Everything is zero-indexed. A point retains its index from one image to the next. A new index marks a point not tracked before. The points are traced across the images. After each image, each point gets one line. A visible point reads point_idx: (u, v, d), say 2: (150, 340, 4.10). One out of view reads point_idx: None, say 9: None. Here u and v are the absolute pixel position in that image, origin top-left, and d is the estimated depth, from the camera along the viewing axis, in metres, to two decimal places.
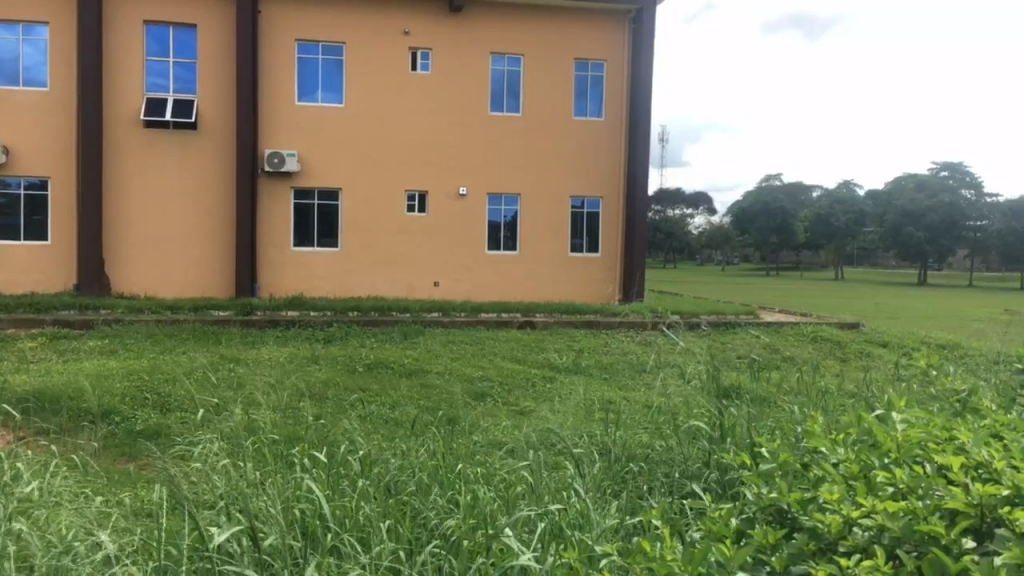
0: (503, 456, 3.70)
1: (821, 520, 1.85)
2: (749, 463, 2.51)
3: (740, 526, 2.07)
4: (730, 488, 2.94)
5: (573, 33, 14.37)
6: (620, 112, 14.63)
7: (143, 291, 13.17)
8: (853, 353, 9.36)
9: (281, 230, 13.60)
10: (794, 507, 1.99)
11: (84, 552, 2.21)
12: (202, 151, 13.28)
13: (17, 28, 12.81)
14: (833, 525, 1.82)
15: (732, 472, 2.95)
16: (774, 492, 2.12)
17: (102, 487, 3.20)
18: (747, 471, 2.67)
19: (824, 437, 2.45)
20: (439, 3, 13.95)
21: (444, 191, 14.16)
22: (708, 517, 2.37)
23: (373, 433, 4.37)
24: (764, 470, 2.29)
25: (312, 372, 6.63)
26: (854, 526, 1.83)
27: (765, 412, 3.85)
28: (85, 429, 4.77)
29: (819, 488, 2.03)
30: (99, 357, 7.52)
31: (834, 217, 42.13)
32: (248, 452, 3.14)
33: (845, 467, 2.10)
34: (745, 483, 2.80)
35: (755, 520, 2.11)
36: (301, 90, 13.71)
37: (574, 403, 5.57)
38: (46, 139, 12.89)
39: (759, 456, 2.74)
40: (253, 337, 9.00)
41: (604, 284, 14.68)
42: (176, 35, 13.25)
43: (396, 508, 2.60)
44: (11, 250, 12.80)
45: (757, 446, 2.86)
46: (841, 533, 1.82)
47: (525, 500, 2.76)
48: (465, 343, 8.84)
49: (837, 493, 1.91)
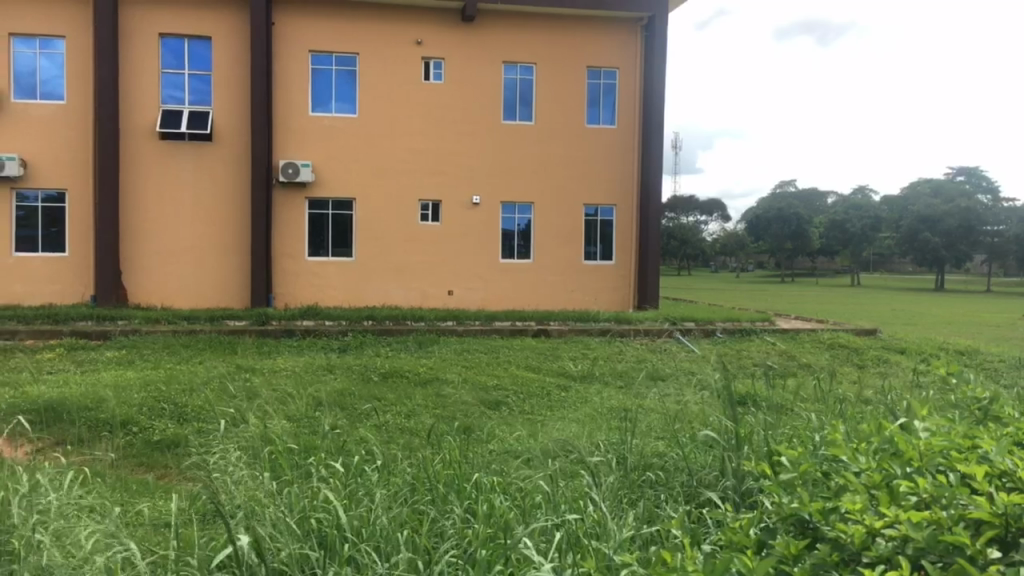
0: (518, 465, 3.70)
1: (844, 530, 1.84)
2: (768, 472, 2.50)
3: (762, 537, 2.06)
4: (753, 497, 2.92)
5: (585, 42, 14.39)
6: (633, 120, 14.66)
7: (159, 302, 13.25)
8: (870, 360, 9.29)
9: (296, 240, 13.66)
10: (816, 516, 1.98)
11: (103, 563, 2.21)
12: (217, 162, 13.37)
13: (34, 42, 12.95)
14: (856, 535, 1.80)
15: (750, 481, 2.93)
16: (795, 502, 2.10)
17: (120, 497, 3.21)
18: (766, 480, 2.65)
19: (846, 445, 2.42)
20: (451, 13, 14.00)
21: (458, 200, 14.19)
22: (728, 527, 2.36)
23: (390, 442, 4.38)
24: (786, 479, 2.27)
25: (327, 382, 6.64)
26: (877, 537, 1.81)
27: (782, 419, 3.84)
28: (104, 439, 4.80)
29: (842, 497, 2.02)
30: (116, 367, 7.56)
31: (849, 223, 41.91)
32: (264, 462, 3.15)
33: (866, 476, 2.08)
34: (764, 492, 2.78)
35: (777, 529, 2.10)
36: (315, 101, 13.80)
37: (591, 412, 5.55)
38: (63, 152, 13.02)
39: (777, 464, 2.72)
40: (269, 347, 9.05)
41: (618, 291, 14.68)
42: (191, 48, 13.36)
43: (412, 518, 2.60)
44: (28, 263, 12.91)
45: (775, 455, 2.83)
46: (864, 543, 1.81)
47: (542, 510, 2.76)
48: (479, 352, 8.85)
49: (859, 504, 1.90)
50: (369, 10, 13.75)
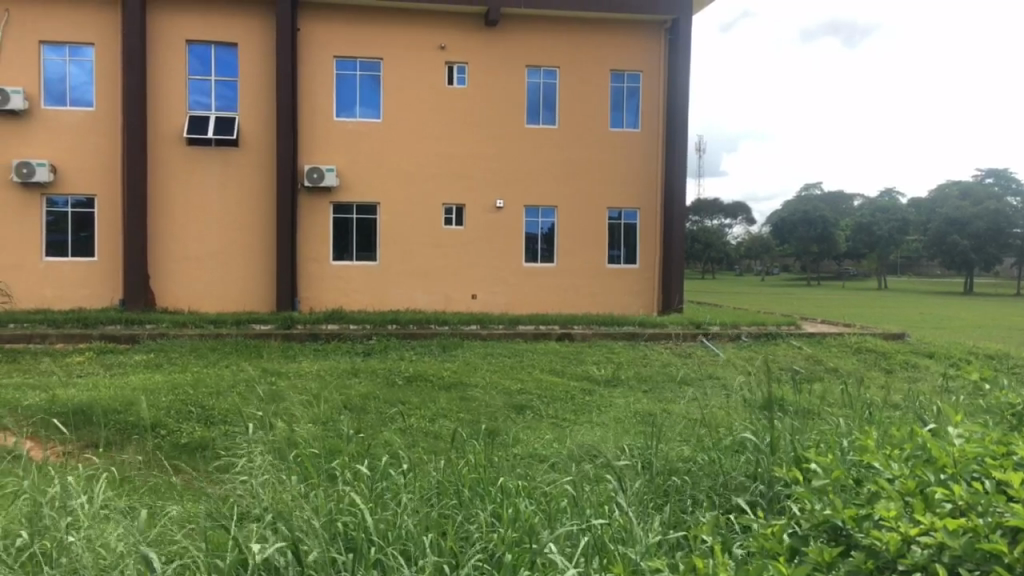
0: (544, 470, 3.70)
1: (879, 537, 1.82)
2: (799, 479, 2.47)
3: (794, 543, 2.04)
4: (780, 503, 2.90)
5: (608, 45, 14.37)
6: (657, 123, 14.62)
7: (187, 306, 13.38)
8: (898, 364, 9.20)
9: (320, 244, 13.74)
10: (849, 523, 1.97)
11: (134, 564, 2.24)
12: (243, 167, 13.48)
13: (63, 49, 13.14)
14: (891, 543, 1.78)
15: (779, 486, 2.91)
16: (826, 509, 2.08)
17: (148, 500, 3.24)
18: (796, 485, 2.63)
19: (878, 451, 2.40)
20: (475, 17, 14.03)
21: (481, 204, 14.22)
22: (758, 533, 2.34)
23: (415, 446, 4.39)
24: (818, 485, 2.25)
25: (352, 386, 6.67)
26: (913, 544, 1.79)
27: (809, 424, 3.81)
28: (133, 442, 4.86)
29: (876, 504, 2.00)
30: (144, 371, 7.64)
31: (876, 226, 41.52)
32: (289, 466, 3.17)
33: (900, 483, 2.06)
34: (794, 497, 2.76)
35: (810, 536, 2.08)
36: (339, 106, 13.88)
37: (616, 416, 5.54)
38: (92, 159, 13.18)
39: (807, 470, 2.70)
40: (294, 351, 9.11)
41: (643, 295, 14.64)
42: (217, 54, 13.50)
43: (438, 523, 2.60)
44: (58, 268, 13.09)
45: (805, 461, 2.80)
46: (900, 551, 1.79)
47: (567, 514, 2.75)
48: (503, 356, 8.86)
49: (894, 511, 1.89)
50: (393, 15, 13.82)
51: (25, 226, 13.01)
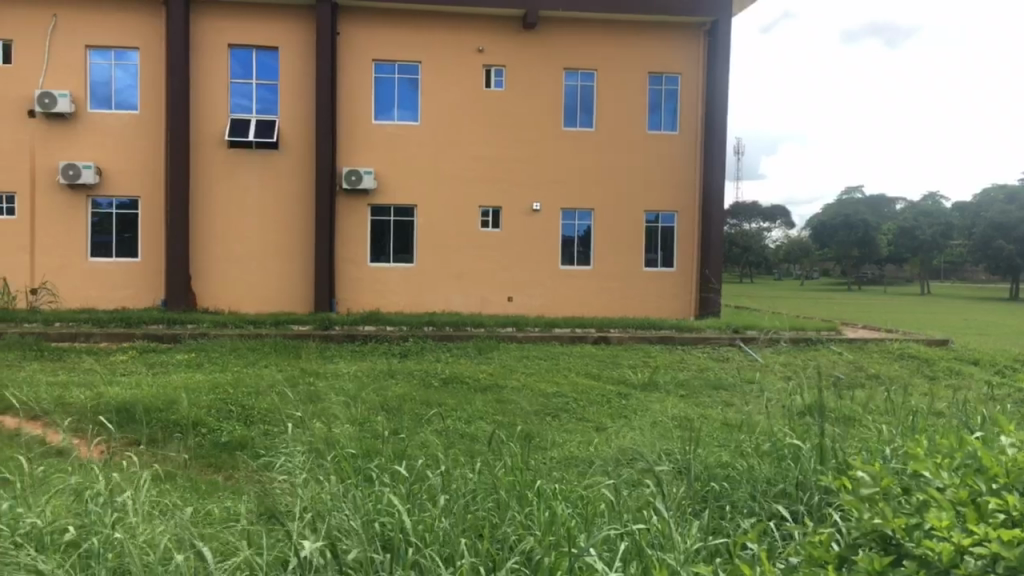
0: (581, 474, 3.69)
1: (931, 547, 1.80)
2: (845, 486, 2.45)
3: (842, 552, 2.01)
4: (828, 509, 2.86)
5: (646, 47, 14.31)
6: (695, 126, 14.53)
7: (227, 306, 13.58)
8: (941, 371, 9.04)
9: (358, 246, 13.86)
10: (899, 533, 1.94)
11: (177, 560, 2.27)
12: (282, 170, 13.64)
13: (109, 54, 13.40)
14: (944, 553, 1.76)
15: (825, 496, 2.88)
16: (876, 517, 2.06)
17: (190, 497, 3.29)
18: (842, 495, 2.60)
19: (927, 459, 2.36)
20: (513, 20, 14.04)
21: (518, 206, 14.23)
22: (802, 541, 2.31)
23: (452, 447, 4.41)
24: (866, 494, 2.21)
25: (389, 387, 6.71)
26: (966, 555, 1.77)
27: (851, 431, 3.77)
28: (175, 441, 4.93)
29: (926, 514, 1.97)
30: (186, 370, 7.77)
31: (919, 230, 40.82)
32: (328, 467, 3.19)
33: (952, 492, 2.03)
34: (839, 507, 2.73)
35: (859, 544, 2.06)
36: (377, 109, 13.99)
37: (652, 421, 5.51)
38: (136, 161, 13.42)
39: (852, 479, 2.67)
40: (332, 351, 9.19)
41: (680, 299, 14.56)
42: (258, 58, 13.68)
43: (475, 525, 2.61)
44: (103, 268, 13.35)
45: (849, 469, 2.77)
46: (953, 562, 1.76)
47: (604, 518, 2.75)
48: (539, 358, 8.86)
49: (945, 520, 1.86)
50: (432, 18, 13.88)
51: (71, 227, 13.29)
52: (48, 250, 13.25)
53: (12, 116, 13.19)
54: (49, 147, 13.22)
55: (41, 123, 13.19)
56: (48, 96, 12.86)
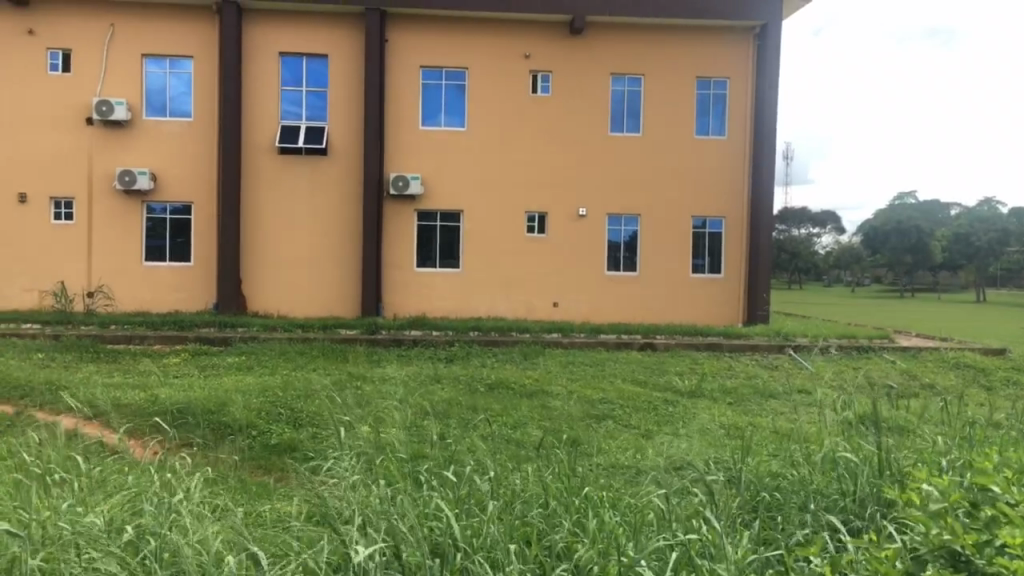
0: (629, 482, 3.67)
1: None
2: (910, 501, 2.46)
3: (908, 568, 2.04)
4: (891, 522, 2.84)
5: (694, 52, 14.21)
6: (743, 131, 14.37)
7: (276, 310, 13.77)
8: (999, 381, 8.80)
9: (405, 251, 13.97)
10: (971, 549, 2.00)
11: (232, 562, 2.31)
12: (331, 176, 13.80)
13: (164, 62, 13.70)
14: None
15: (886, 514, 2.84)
16: (943, 529, 2.12)
17: (241, 499, 3.34)
18: (905, 511, 2.57)
19: (992, 474, 2.34)
20: (560, 26, 14.04)
21: (564, 212, 14.21)
22: (862, 557, 2.28)
23: (500, 452, 4.41)
24: (933, 509, 2.19)
25: (436, 392, 6.74)
26: None
27: (905, 442, 3.70)
28: (226, 443, 5.01)
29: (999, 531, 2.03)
30: (236, 373, 7.90)
31: (974, 236, 39.82)
32: (378, 471, 3.22)
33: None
34: (901, 524, 2.69)
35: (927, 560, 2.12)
36: (424, 115, 14.09)
37: (700, 429, 5.46)
38: (189, 167, 13.69)
39: (912, 493, 2.63)
40: (379, 356, 9.27)
41: (727, 305, 14.40)
42: (309, 66, 13.87)
43: (523, 532, 2.61)
44: (157, 272, 13.64)
45: (908, 484, 2.73)
46: None
47: (653, 527, 2.73)
48: (585, 365, 8.83)
49: (1019, 537, 1.91)
50: (479, 25, 13.95)
51: (126, 232, 13.60)
52: (104, 255, 13.58)
53: (71, 123, 13.54)
54: (106, 154, 13.55)
55: (99, 130, 13.53)
56: (106, 104, 13.18)
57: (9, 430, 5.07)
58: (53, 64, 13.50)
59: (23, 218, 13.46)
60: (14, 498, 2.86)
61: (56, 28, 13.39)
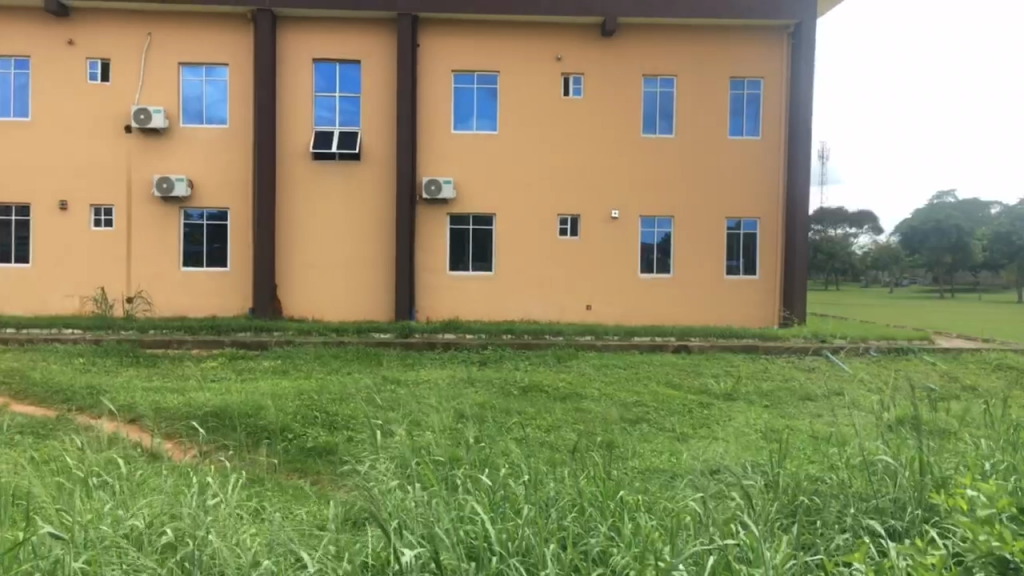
0: (666, 486, 3.64)
1: None
2: (956, 507, 2.40)
3: None
4: (940, 530, 2.84)
5: (728, 51, 14.11)
6: (778, 131, 14.24)
7: (311, 314, 13.89)
8: None
9: (438, 255, 14.02)
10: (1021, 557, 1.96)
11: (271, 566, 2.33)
12: (364, 180, 13.89)
13: (200, 70, 13.90)
14: None
15: (932, 521, 2.79)
16: (994, 536, 2.07)
17: (277, 502, 3.37)
18: (952, 518, 2.52)
19: None
20: (591, 27, 14.02)
21: (597, 214, 14.17)
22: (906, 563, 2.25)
23: (535, 455, 4.40)
24: (981, 515, 2.14)
25: (469, 395, 6.75)
26: None
27: (946, 445, 3.64)
28: (263, 446, 5.06)
29: None
30: (273, 377, 7.98)
31: (1016, 235, 39.03)
32: (413, 474, 3.24)
33: None
34: (944, 529, 2.65)
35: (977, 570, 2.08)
36: (457, 119, 14.14)
37: (736, 432, 5.41)
38: (225, 174, 13.86)
39: (959, 499, 2.59)
40: (413, 359, 9.31)
41: (763, 307, 14.26)
42: (342, 71, 13.98)
43: (558, 536, 2.60)
44: (194, 277, 13.83)
45: (953, 489, 2.69)
46: None
47: (689, 530, 2.71)
48: (618, 367, 8.81)
49: None
50: (511, 28, 13.98)
51: (164, 238, 13.80)
52: (143, 261, 13.78)
53: (110, 131, 13.77)
54: (144, 161, 13.76)
55: (137, 138, 13.76)
56: (144, 112, 13.40)
57: (51, 433, 5.16)
58: (93, 73, 13.75)
59: (64, 226, 13.71)
60: (56, 500, 2.90)
61: (95, 38, 13.64)
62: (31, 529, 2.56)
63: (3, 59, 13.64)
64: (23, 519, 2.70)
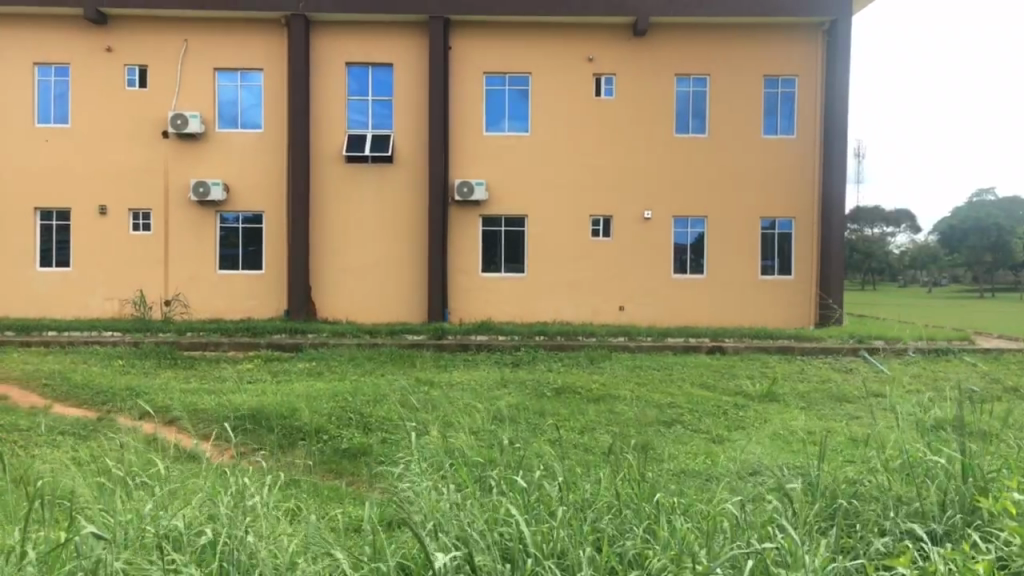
0: (702, 489, 3.62)
1: None
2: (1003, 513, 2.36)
3: None
4: (985, 535, 2.81)
5: (761, 50, 13.98)
6: (813, 130, 14.09)
7: (345, 316, 14.00)
8: None
9: (471, 257, 14.06)
10: None
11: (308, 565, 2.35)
12: (397, 183, 13.96)
13: (235, 75, 14.07)
14: None
15: (976, 526, 2.75)
16: None
17: (312, 502, 3.40)
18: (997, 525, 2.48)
19: None
20: (623, 27, 13.97)
21: (630, 215, 14.11)
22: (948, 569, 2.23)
23: (569, 456, 4.40)
24: None
25: (502, 396, 6.75)
26: None
27: (989, 448, 3.58)
28: (298, 447, 5.11)
29: None
30: (307, 378, 8.05)
31: None
32: (447, 475, 3.24)
33: None
34: (989, 536, 2.61)
35: None
36: (488, 121, 14.17)
37: (772, 434, 5.35)
38: (260, 177, 14.01)
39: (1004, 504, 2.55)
40: (446, 361, 9.35)
41: (798, 308, 14.11)
42: (374, 75, 14.07)
43: (594, 538, 2.60)
44: (230, 280, 14.00)
45: (997, 494, 2.65)
46: None
47: (726, 533, 2.70)
48: (652, 368, 8.76)
49: None
50: (542, 30, 13.97)
51: (200, 241, 13.99)
52: (180, 264, 13.98)
53: (148, 136, 13.98)
54: (181, 166, 13.95)
55: (174, 143, 13.96)
56: (181, 117, 13.58)
57: (92, 433, 5.25)
58: (131, 80, 13.97)
59: (103, 230, 13.94)
60: (99, 499, 2.95)
61: (133, 45, 13.85)
62: (73, 529, 2.60)
63: (44, 66, 13.91)
64: (66, 518, 2.74)
